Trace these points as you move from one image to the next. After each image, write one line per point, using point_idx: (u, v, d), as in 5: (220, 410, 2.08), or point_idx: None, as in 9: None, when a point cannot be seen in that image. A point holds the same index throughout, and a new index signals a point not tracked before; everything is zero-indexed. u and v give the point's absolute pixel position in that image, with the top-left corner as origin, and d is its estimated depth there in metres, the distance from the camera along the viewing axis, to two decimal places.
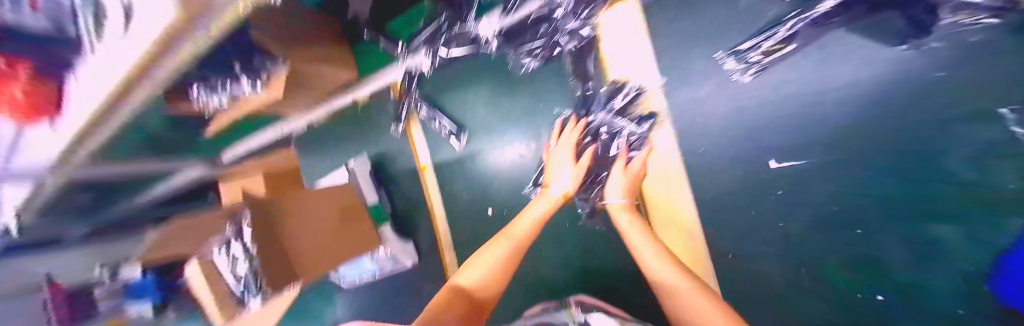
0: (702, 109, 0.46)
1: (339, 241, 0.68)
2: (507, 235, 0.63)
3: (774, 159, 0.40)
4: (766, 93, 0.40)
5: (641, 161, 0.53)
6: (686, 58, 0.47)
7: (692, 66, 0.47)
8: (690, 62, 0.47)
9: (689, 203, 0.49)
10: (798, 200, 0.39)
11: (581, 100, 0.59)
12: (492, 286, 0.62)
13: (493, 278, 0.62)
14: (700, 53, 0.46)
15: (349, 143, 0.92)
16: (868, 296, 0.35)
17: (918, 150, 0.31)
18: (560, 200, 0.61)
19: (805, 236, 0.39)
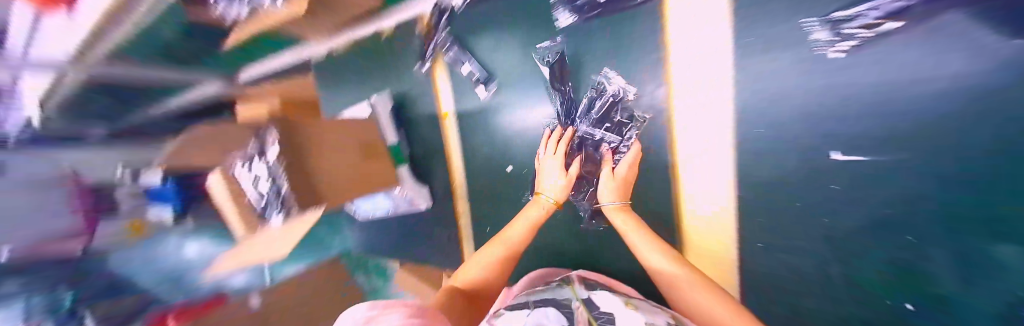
0: (760, 88, 0.41)
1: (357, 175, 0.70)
2: (501, 236, 0.60)
3: (838, 151, 0.37)
4: (843, 78, 0.36)
5: (628, 165, 0.55)
6: (753, 25, 0.41)
7: (760, 37, 0.41)
8: (759, 31, 0.41)
9: (727, 187, 0.47)
10: (852, 199, 0.38)
11: (561, 110, 0.62)
12: (486, 289, 0.56)
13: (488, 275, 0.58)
14: (774, 21, 0.40)
15: (371, 79, 0.87)
16: (897, 303, 0.37)
17: (1014, 163, 0.28)
18: (552, 207, 0.60)
19: (852, 234, 0.39)
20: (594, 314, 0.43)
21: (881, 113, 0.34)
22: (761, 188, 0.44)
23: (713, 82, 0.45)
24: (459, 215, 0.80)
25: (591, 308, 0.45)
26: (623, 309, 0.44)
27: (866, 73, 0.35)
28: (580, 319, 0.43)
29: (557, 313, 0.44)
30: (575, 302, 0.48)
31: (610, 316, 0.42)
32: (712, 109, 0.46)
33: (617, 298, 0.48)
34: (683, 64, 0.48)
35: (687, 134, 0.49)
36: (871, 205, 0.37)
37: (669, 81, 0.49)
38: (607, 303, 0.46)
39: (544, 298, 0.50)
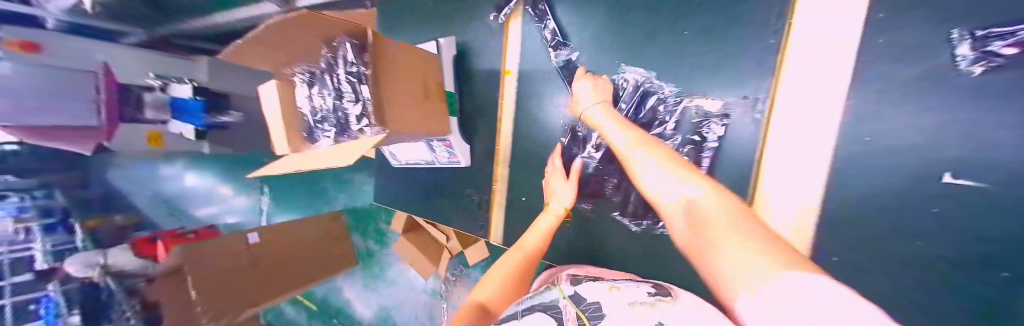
0: (881, 92, 0.38)
1: (425, 114, 0.68)
2: (518, 247, 0.54)
3: (951, 173, 0.34)
4: (990, 94, 0.31)
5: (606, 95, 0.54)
6: (893, 18, 0.37)
7: (899, 33, 0.37)
8: (899, 26, 0.37)
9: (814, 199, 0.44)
10: (955, 227, 0.34)
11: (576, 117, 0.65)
12: (500, 308, 0.44)
13: (505, 294, 0.46)
14: (922, 17, 0.35)
15: (437, 22, 0.86)
16: None
17: None
18: (564, 214, 0.59)
19: (946, 266, 0.36)
20: (586, 308, 0.34)
21: (1014, 143, 0.30)
22: (852, 199, 0.41)
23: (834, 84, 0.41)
24: (497, 180, 0.80)
25: (580, 302, 0.36)
26: (608, 294, 0.36)
27: (1011, 96, 0.30)
28: (569, 314, 0.33)
29: (545, 315, 0.34)
30: (562, 301, 0.38)
31: (599, 305, 0.33)
32: (823, 113, 0.42)
33: (601, 284, 0.40)
34: (799, 60, 0.44)
35: (784, 138, 0.46)
36: (973, 241, 0.33)
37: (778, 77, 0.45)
38: (593, 293, 0.37)
39: (531, 305, 0.39)
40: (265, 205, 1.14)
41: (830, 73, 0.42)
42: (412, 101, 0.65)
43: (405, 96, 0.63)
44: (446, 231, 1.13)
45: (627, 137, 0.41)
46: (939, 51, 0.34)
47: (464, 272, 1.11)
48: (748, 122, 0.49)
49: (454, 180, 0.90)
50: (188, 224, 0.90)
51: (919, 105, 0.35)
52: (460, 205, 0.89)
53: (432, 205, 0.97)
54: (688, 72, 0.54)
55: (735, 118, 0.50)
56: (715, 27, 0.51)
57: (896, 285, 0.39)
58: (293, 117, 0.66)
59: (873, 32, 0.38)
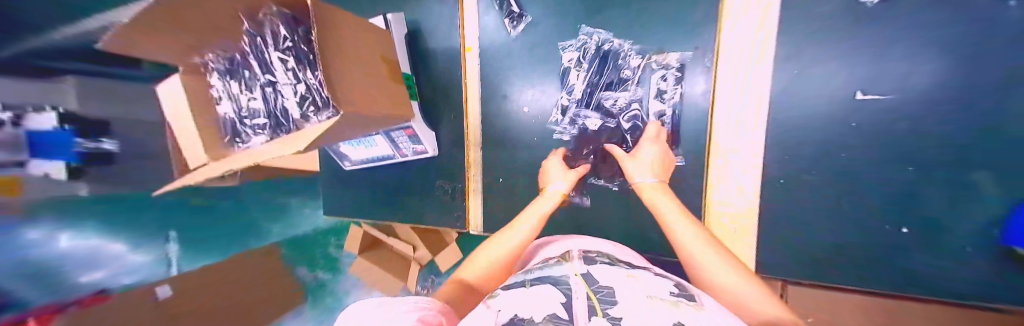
0: (813, 31, 0.48)
1: (391, 92, 0.62)
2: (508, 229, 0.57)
3: (862, 91, 0.45)
4: (880, 26, 0.44)
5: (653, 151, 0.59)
6: None
7: None
8: None
9: (761, 133, 0.53)
10: (871, 131, 0.46)
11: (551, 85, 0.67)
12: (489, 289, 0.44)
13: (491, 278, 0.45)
14: None
15: (378, 4, 0.80)
16: (897, 227, 0.47)
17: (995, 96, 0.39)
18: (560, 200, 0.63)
19: (868, 164, 0.47)
20: (596, 289, 0.33)
21: (901, 60, 0.43)
22: (799, 126, 0.50)
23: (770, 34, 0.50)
24: (469, 164, 0.77)
25: (591, 282, 0.35)
26: (626, 281, 0.35)
27: (895, 24, 0.43)
28: (579, 294, 0.32)
29: (553, 289, 0.33)
30: (573, 277, 0.37)
31: (612, 289, 0.33)
32: (766, 58, 0.51)
33: (616, 269, 0.39)
34: (780, 32, 0.50)
35: (735, 85, 0.54)
36: (872, 140, 0.46)
37: (761, 48, 0.51)
38: (607, 277, 0.36)
39: (539, 275, 0.38)
40: (173, 252, 0.74)
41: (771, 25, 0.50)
42: (370, 81, 0.56)
43: (361, 73, 0.54)
44: (414, 240, 1.01)
45: (651, 182, 0.57)
46: None
47: (437, 282, 1.03)
48: (700, 70, 0.56)
49: (417, 175, 0.84)
50: (64, 295, 0.57)
51: (842, 39, 0.46)
52: (428, 200, 0.84)
53: (396, 206, 0.90)
54: (651, 32, 0.58)
55: (690, 69, 0.57)
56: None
57: (834, 191, 0.51)
58: (204, 110, 0.56)
59: None
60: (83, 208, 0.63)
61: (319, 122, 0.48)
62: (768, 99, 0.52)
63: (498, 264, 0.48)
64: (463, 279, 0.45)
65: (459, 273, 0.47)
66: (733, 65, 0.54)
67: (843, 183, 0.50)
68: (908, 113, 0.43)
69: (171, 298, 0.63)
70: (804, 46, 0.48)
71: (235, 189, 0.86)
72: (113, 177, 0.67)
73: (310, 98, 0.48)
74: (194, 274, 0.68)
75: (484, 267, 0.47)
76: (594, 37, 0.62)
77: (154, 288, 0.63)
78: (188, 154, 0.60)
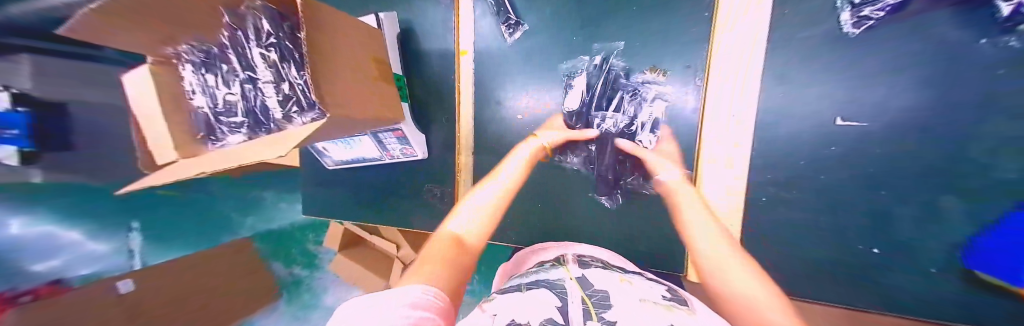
0: (801, 57, 0.50)
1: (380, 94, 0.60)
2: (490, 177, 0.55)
3: (841, 117, 0.48)
4: (862, 57, 0.46)
5: (670, 145, 0.61)
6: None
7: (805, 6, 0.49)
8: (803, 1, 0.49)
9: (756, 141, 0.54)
10: (850, 155, 0.49)
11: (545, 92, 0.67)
12: (478, 241, 0.38)
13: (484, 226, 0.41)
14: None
15: (370, 1, 0.77)
16: (869, 248, 0.50)
17: (964, 128, 0.42)
18: (541, 150, 0.65)
19: (845, 187, 0.50)
20: (591, 293, 0.33)
21: (878, 90, 0.45)
22: (785, 147, 0.52)
23: (765, 44, 0.52)
24: (460, 168, 0.76)
25: (586, 286, 0.35)
26: (618, 285, 0.36)
27: (874, 56, 0.46)
28: (574, 297, 0.32)
29: (549, 293, 0.33)
30: (569, 281, 0.37)
31: (606, 293, 0.33)
32: (760, 72, 0.52)
33: (609, 273, 0.40)
34: (760, 50, 0.52)
35: (731, 92, 0.54)
36: (849, 164, 0.49)
37: (744, 64, 0.53)
38: (603, 280, 0.37)
39: (535, 279, 0.38)
40: (135, 245, 0.69)
41: (767, 38, 0.51)
42: (359, 82, 0.54)
43: (347, 73, 0.52)
44: (397, 239, 0.94)
45: (676, 176, 0.59)
46: (832, 19, 0.47)
47: None
48: (691, 87, 0.57)
49: (407, 177, 0.82)
50: (17, 283, 0.51)
51: (827, 66, 0.48)
52: (416, 206, 0.82)
53: (384, 209, 0.87)
54: (647, 47, 0.59)
55: (682, 86, 0.58)
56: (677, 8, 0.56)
57: (814, 212, 0.53)
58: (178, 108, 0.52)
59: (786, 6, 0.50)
60: (52, 193, 0.61)
61: (303, 124, 0.47)
62: (762, 107, 0.53)
63: (487, 221, 0.43)
64: (461, 235, 0.37)
65: (445, 226, 0.39)
66: (729, 77, 0.54)
67: (823, 202, 0.52)
68: (881, 138, 0.46)
69: (133, 296, 0.54)
70: (792, 69, 0.51)
71: (207, 183, 0.82)
72: (73, 163, 0.61)
73: (295, 98, 0.47)
74: (166, 265, 0.60)
75: (478, 225, 0.40)
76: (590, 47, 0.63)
77: (116, 281, 0.54)
78: (157, 149, 0.56)
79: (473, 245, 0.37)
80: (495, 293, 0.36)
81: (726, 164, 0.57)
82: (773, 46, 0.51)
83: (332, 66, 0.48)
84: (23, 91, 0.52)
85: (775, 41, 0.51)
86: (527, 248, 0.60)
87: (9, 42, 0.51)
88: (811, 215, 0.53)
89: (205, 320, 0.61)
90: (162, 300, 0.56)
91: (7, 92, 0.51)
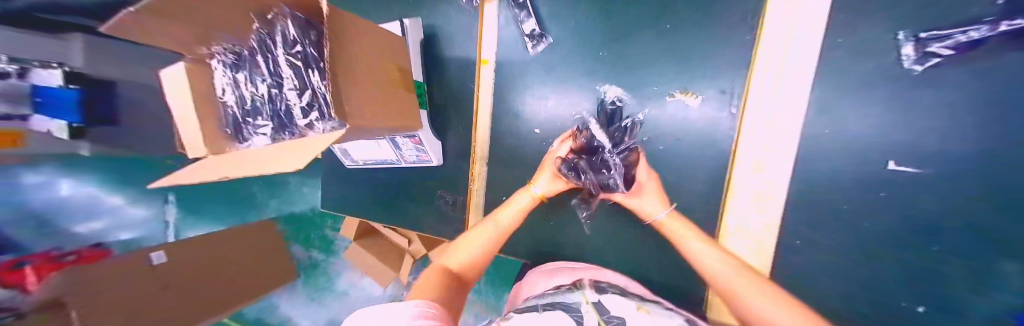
0: (847, 92, 0.46)
1: (396, 101, 0.61)
2: (490, 221, 0.51)
3: (893, 161, 0.44)
4: (923, 97, 0.42)
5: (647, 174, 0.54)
6: (847, 25, 0.45)
7: (858, 39, 0.45)
8: (855, 32, 0.45)
9: (794, 145, 0.50)
10: (898, 203, 0.44)
11: (561, 108, 0.65)
12: (470, 277, 0.44)
13: (474, 263, 0.46)
14: (877, 28, 0.44)
15: (397, 5, 0.78)
16: (909, 305, 0.45)
17: None
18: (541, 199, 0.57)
19: (890, 237, 0.46)
20: (608, 319, 0.32)
21: (937, 134, 0.41)
22: (824, 186, 0.49)
23: (802, 42, 0.47)
24: (473, 177, 0.76)
25: (602, 311, 0.34)
26: (635, 313, 0.34)
27: (936, 97, 0.41)
28: (590, 321, 0.31)
29: (567, 317, 0.31)
30: (585, 305, 0.35)
31: (624, 320, 0.32)
32: (803, 73, 0.48)
33: (627, 300, 0.38)
34: (800, 75, 0.48)
35: (759, 92, 0.51)
36: (897, 212, 0.45)
37: (780, 90, 0.49)
38: (620, 307, 0.35)
39: (552, 301, 0.37)
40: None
41: (805, 35, 0.47)
42: (375, 90, 0.55)
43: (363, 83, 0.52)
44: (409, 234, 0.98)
45: (661, 213, 0.53)
46: (889, 53, 0.43)
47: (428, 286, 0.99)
48: (724, 115, 0.54)
49: (422, 182, 0.83)
50: (65, 243, 0.72)
51: (876, 104, 0.44)
52: (428, 210, 0.83)
53: (397, 210, 0.88)
54: (672, 64, 0.56)
55: (716, 110, 0.55)
56: (712, 27, 0.53)
57: (850, 260, 0.49)
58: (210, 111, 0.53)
59: (836, 36, 0.46)
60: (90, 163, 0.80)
61: (325, 131, 0.46)
62: (801, 110, 0.49)
63: (482, 254, 0.47)
64: (448, 266, 0.43)
65: (443, 259, 0.45)
66: (760, 79, 0.51)
67: (863, 249, 0.48)
68: (937, 188, 0.42)
69: (174, 261, 0.57)
70: (836, 104, 0.47)
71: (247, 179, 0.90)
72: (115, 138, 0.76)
73: (318, 105, 0.46)
74: (206, 237, 0.64)
75: (469, 257, 0.46)
76: (615, 61, 0.60)
77: (151, 251, 0.56)
78: (190, 146, 0.56)
79: (468, 279, 0.43)
80: (512, 311, 0.35)
81: (754, 167, 0.53)
82: (822, 79, 0.47)
83: (348, 77, 0.49)
84: (74, 69, 0.64)
85: (823, 72, 0.47)
86: (555, 263, 0.59)
87: (57, 20, 0.62)
88: (849, 263, 0.49)
89: (234, 291, 0.62)
90: (197, 268, 0.59)
91: (61, 69, 0.63)
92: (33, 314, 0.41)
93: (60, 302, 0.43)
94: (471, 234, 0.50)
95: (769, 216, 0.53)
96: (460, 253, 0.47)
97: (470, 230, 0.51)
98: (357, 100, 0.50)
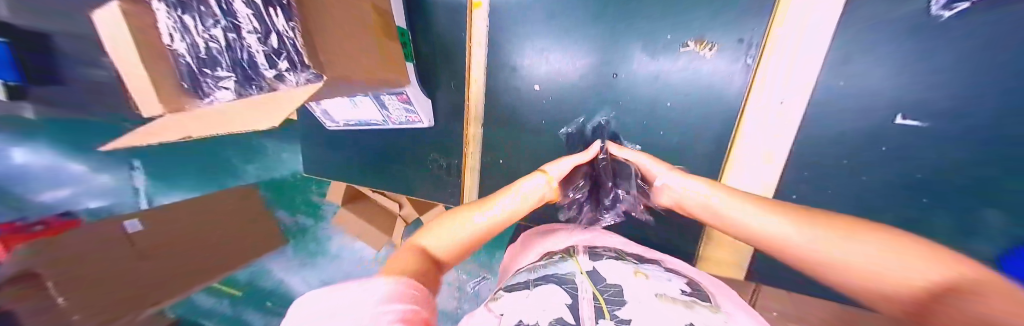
0: (864, 45, 0.44)
1: (378, 58, 0.58)
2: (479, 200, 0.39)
3: (902, 115, 0.43)
4: (944, 49, 0.40)
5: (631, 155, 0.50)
6: None
7: None
8: None
9: (793, 134, 0.51)
10: (897, 158, 0.45)
11: (554, 70, 0.63)
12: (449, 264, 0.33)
13: (459, 249, 0.34)
14: None
15: None
16: None
17: None
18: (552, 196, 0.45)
19: (882, 191, 0.47)
20: (604, 289, 0.29)
21: (950, 88, 0.40)
22: (826, 144, 0.49)
23: (817, 29, 0.46)
24: (469, 140, 0.73)
25: (597, 280, 0.31)
26: (633, 278, 0.31)
27: (956, 49, 0.40)
28: (585, 293, 0.29)
29: (559, 292, 0.29)
30: (579, 275, 0.32)
31: (620, 288, 0.29)
32: (816, 59, 0.47)
33: (622, 264, 0.34)
34: (816, 35, 0.46)
35: (780, 66, 0.49)
36: (893, 166, 0.46)
37: (794, 59, 0.48)
38: (616, 272, 0.32)
39: (543, 274, 0.33)
40: (140, 183, 0.68)
41: (820, 21, 0.46)
42: (357, 45, 0.52)
43: (341, 38, 0.50)
44: (398, 197, 0.96)
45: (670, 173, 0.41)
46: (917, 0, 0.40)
47: None
48: (738, 67, 0.52)
49: (413, 143, 0.79)
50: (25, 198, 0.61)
51: (893, 58, 0.43)
52: (421, 172, 0.80)
53: (386, 172, 0.85)
54: (683, 6, 0.52)
55: (729, 64, 0.52)
56: None
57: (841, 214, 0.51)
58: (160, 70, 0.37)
59: None
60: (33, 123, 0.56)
61: (297, 85, 0.44)
62: (809, 96, 0.49)
63: (477, 234, 0.36)
64: (425, 245, 0.32)
65: (417, 237, 0.34)
66: (778, 41, 0.49)
67: (854, 205, 0.49)
68: (939, 142, 0.42)
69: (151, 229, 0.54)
70: (850, 59, 0.45)
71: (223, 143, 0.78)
72: None
73: (286, 52, 0.41)
74: (187, 202, 0.62)
75: (460, 238, 0.34)
76: (626, 7, 0.56)
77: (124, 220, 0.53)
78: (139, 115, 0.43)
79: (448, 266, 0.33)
80: (502, 289, 0.34)
81: (764, 159, 0.54)
82: (845, 29, 0.45)
83: (325, 31, 0.46)
84: None
85: (846, 23, 0.45)
86: (535, 228, 0.58)
87: None
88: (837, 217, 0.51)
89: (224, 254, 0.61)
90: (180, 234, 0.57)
91: None
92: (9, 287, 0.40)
93: (34, 273, 0.41)
94: (463, 208, 0.38)
95: (764, 189, 0.54)
96: (438, 234, 0.34)
97: (456, 207, 0.39)
98: (343, 54, 0.50)
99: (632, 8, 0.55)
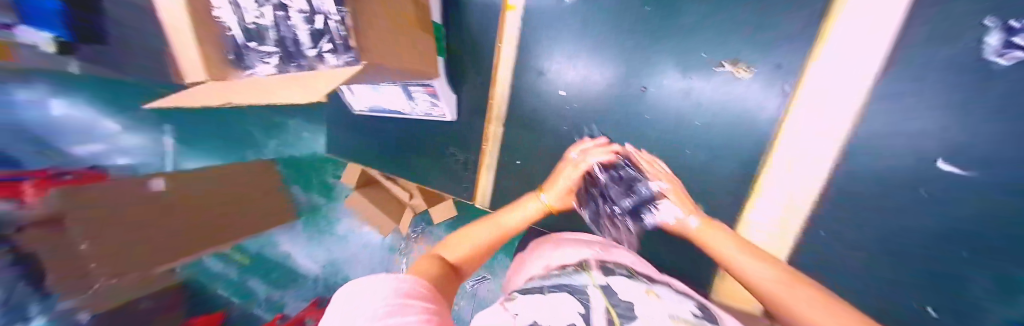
0: (913, 84, 0.42)
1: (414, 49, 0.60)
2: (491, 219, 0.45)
3: (944, 160, 0.41)
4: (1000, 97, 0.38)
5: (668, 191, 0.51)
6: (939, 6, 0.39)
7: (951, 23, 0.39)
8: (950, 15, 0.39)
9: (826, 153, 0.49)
10: (936, 205, 0.43)
11: (577, 80, 0.63)
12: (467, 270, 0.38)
13: (474, 257, 0.40)
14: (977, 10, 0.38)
15: None
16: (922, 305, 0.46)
17: None
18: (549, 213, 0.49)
19: (916, 236, 0.45)
20: (617, 303, 0.28)
21: (998, 137, 0.38)
22: (860, 181, 0.48)
23: (851, 53, 0.45)
24: (487, 138, 0.74)
25: (609, 294, 0.30)
26: (646, 297, 0.30)
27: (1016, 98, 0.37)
28: (596, 305, 0.28)
29: (571, 301, 0.28)
30: (592, 287, 0.32)
31: (631, 304, 0.28)
32: (830, 74, 0.47)
33: (635, 283, 0.34)
34: (853, 64, 0.45)
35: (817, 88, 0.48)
36: (932, 212, 0.44)
37: (825, 81, 0.47)
38: (629, 290, 0.31)
39: (557, 282, 0.33)
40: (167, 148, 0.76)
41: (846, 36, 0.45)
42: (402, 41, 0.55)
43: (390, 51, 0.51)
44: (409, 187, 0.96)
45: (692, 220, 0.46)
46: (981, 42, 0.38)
47: (427, 231, 0.97)
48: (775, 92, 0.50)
49: (434, 135, 0.80)
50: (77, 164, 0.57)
51: (945, 101, 0.41)
52: (438, 165, 0.82)
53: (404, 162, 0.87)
54: (716, 25, 0.52)
55: (763, 89, 0.51)
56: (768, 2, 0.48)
57: (868, 255, 0.49)
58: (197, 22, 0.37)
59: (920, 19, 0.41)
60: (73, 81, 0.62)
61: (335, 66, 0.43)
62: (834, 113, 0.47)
63: (482, 246, 0.41)
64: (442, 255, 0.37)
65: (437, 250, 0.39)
66: (813, 67, 0.47)
67: (883, 246, 0.48)
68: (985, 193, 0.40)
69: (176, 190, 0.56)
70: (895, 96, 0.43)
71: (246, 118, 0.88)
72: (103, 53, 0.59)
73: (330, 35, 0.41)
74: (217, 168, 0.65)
75: (469, 248, 0.39)
76: (656, 21, 0.55)
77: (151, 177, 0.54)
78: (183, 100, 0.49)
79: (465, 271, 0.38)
80: (516, 291, 0.34)
81: (786, 166, 0.52)
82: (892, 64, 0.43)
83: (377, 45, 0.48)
84: None
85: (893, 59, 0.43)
86: (551, 236, 0.58)
87: None
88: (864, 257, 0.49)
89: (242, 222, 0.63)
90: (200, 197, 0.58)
91: None
92: (33, 230, 0.40)
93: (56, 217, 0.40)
94: (474, 226, 0.44)
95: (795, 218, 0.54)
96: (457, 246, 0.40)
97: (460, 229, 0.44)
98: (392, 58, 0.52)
99: (663, 23, 0.55)
